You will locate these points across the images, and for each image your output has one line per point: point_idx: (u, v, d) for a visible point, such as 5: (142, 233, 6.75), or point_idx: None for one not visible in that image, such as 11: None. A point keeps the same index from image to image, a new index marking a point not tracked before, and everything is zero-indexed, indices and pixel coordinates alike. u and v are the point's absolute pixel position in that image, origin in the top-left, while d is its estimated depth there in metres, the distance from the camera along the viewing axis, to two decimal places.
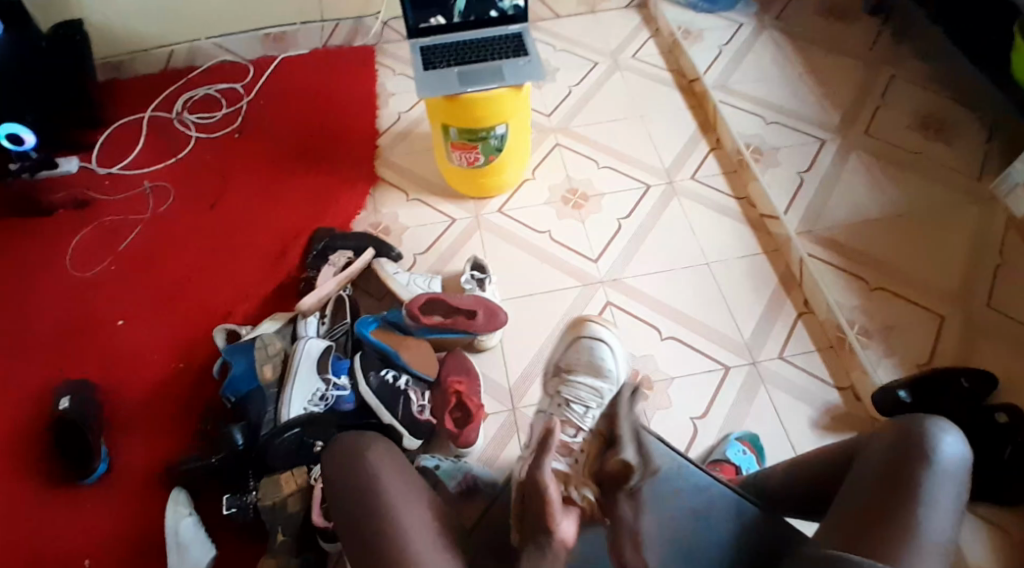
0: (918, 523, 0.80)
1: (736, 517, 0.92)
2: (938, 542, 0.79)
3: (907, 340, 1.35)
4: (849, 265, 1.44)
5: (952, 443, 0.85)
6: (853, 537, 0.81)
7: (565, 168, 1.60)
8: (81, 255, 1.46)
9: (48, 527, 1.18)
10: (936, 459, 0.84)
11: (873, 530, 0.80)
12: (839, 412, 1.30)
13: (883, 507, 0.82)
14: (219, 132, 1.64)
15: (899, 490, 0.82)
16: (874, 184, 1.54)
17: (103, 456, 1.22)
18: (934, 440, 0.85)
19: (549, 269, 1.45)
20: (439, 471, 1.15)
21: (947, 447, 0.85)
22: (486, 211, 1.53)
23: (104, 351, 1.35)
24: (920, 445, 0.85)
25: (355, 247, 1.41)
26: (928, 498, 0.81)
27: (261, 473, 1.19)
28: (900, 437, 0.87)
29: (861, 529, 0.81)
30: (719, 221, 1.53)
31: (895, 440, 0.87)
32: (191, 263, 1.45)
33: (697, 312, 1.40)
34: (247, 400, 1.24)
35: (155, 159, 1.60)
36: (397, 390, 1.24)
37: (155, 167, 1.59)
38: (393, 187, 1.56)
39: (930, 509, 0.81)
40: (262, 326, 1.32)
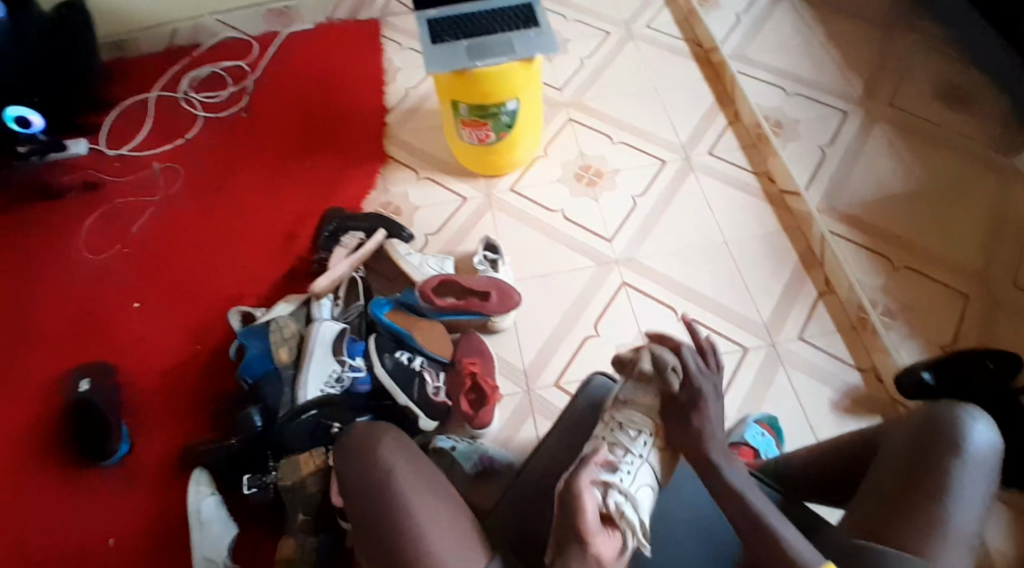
0: (944, 517, 0.79)
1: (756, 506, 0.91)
2: (964, 537, 0.79)
3: (930, 320, 1.32)
4: (872, 244, 1.41)
5: (982, 432, 0.84)
6: (879, 527, 0.80)
7: (577, 145, 1.57)
8: (94, 240, 1.47)
9: (71, 510, 1.20)
10: (965, 450, 0.82)
11: (899, 521, 0.80)
12: (859, 394, 1.29)
13: (909, 497, 0.81)
14: (226, 112, 1.63)
15: (926, 485, 0.81)
16: (897, 159, 1.50)
17: (124, 439, 1.24)
18: (963, 428, 0.83)
19: (563, 249, 1.43)
20: (456, 452, 1.16)
21: (978, 437, 0.83)
22: (497, 189, 1.51)
23: (121, 337, 1.36)
24: (949, 435, 0.83)
25: (368, 228, 1.41)
26: (955, 488, 0.80)
27: (280, 454, 1.20)
28: (926, 423, 0.86)
29: (888, 519, 0.80)
30: (735, 198, 1.50)
31: (922, 425, 0.86)
32: (203, 247, 1.45)
33: (713, 292, 1.38)
34: (263, 382, 1.24)
35: (163, 140, 1.59)
36: (412, 371, 1.24)
37: (163, 148, 1.58)
38: (403, 165, 1.54)
39: (957, 499, 0.80)
40: (277, 308, 1.32)
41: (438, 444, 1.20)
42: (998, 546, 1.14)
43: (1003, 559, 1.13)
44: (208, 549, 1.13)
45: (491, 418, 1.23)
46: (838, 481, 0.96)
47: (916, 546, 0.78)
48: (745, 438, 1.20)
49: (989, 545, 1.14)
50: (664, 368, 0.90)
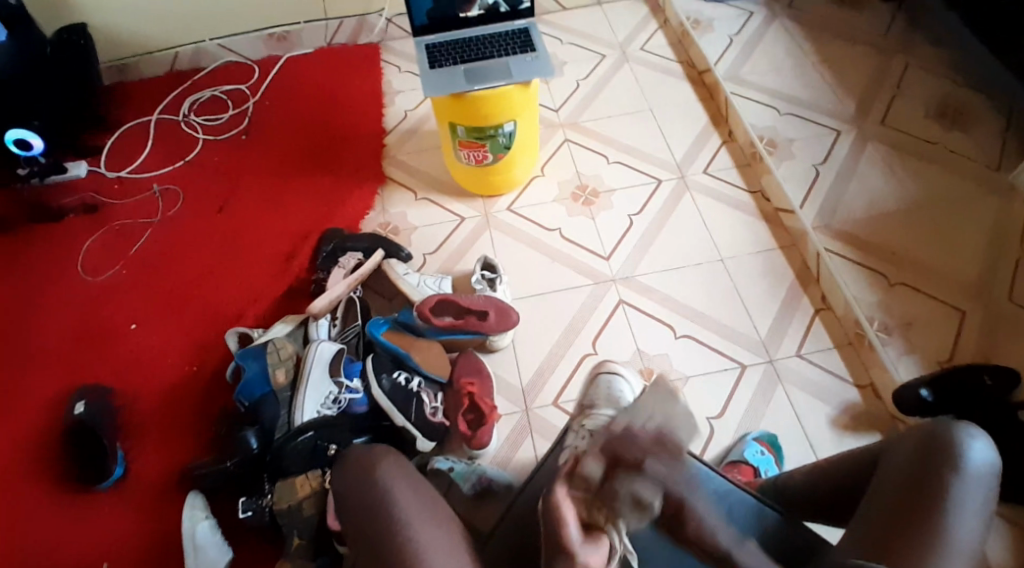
0: (945, 529, 0.78)
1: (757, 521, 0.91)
2: (967, 551, 0.78)
3: (927, 336, 1.32)
4: (868, 260, 1.42)
5: (985, 447, 0.84)
6: (882, 544, 0.80)
7: (574, 165, 1.58)
8: (93, 261, 1.46)
9: (64, 532, 1.19)
10: (966, 464, 0.82)
11: (899, 541, 0.79)
12: (857, 410, 1.28)
13: (909, 515, 0.80)
14: (226, 134, 1.64)
15: (927, 497, 0.80)
16: (891, 176, 1.51)
17: (119, 460, 1.23)
18: (961, 445, 0.83)
19: (560, 267, 1.44)
20: (454, 473, 1.16)
21: (982, 452, 0.83)
22: (495, 209, 1.52)
23: (118, 357, 1.35)
24: (951, 449, 0.83)
25: (365, 248, 1.41)
26: (955, 505, 0.80)
27: (275, 477, 1.18)
28: (925, 442, 0.85)
29: (888, 540, 0.80)
30: (731, 215, 1.50)
31: (921, 444, 0.85)
32: (201, 268, 1.45)
33: (710, 309, 1.39)
34: (260, 404, 1.23)
35: (164, 162, 1.60)
36: (410, 391, 1.23)
37: (163, 170, 1.59)
38: (401, 186, 1.55)
39: (958, 515, 0.79)
40: (274, 329, 1.32)
41: (435, 464, 1.18)
42: (1000, 564, 1.13)
43: None
44: None
45: (489, 438, 1.22)
46: (832, 501, 0.95)
47: (916, 563, 0.77)
48: (745, 456, 1.21)
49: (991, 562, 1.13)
50: (644, 505, 0.72)
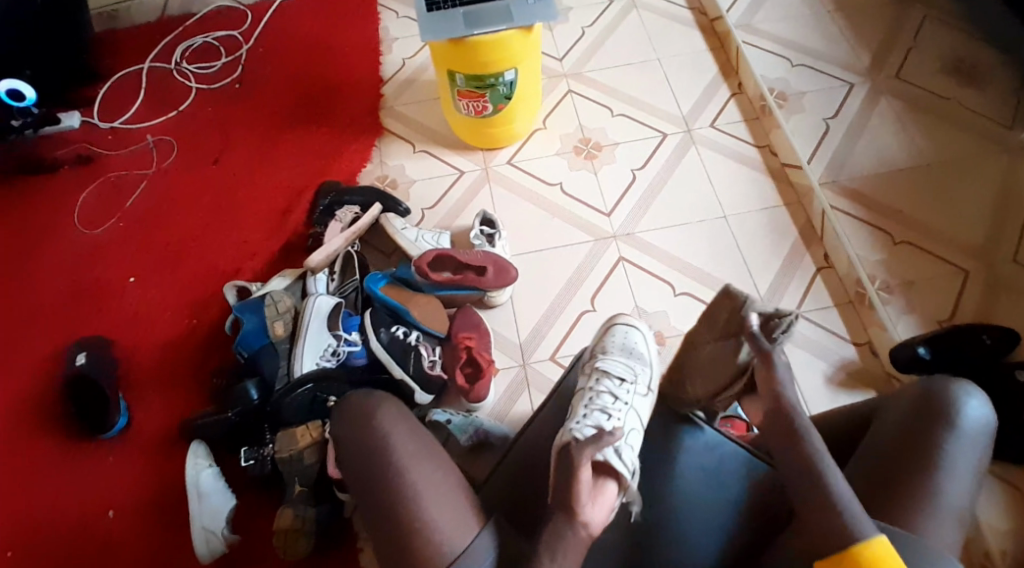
0: (933, 489, 0.80)
1: None
2: (955, 511, 0.79)
3: (928, 295, 1.32)
4: (874, 218, 1.40)
5: (976, 407, 0.84)
6: (875, 501, 0.81)
7: (577, 116, 1.55)
8: (87, 213, 1.46)
9: (74, 479, 1.23)
10: (957, 424, 0.82)
11: (890, 501, 0.80)
12: (853, 368, 1.29)
13: (903, 481, 0.81)
14: (217, 83, 1.61)
15: (919, 461, 0.81)
16: (903, 133, 1.48)
17: (123, 411, 1.25)
18: (956, 404, 0.83)
19: (560, 223, 1.42)
20: (451, 425, 1.19)
21: (972, 411, 0.83)
22: (495, 161, 1.49)
23: (117, 311, 1.36)
24: (942, 409, 0.83)
25: (361, 203, 1.39)
26: (947, 462, 0.81)
27: (276, 427, 1.22)
28: (922, 400, 0.85)
29: (876, 497, 0.81)
30: (736, 171, 1.48)
31: (918, 402, 0.85)
32: (196, 220, 1.44)
33: (711, 268, 1.38)
34: (259, 355, 1.25)
35: (155, 112, 1.58)
36: (408, 346, 1.25)
37: (154, 120, 1.56)
38: (398, 138, 1.52)
39: (947, 475, 0.80)
40: (271, 283, 1.32)
41: (433, 416, 1.22)
42: (991, 522, 1.15)
43: (994, 535, 1.14)
44: (206, 520, 1.16)
45: (486, 392, 1.24)
46: (831, 456, 0.94)
47: (905, 520, 0.78)
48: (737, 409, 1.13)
49: (981, 522, 1.15)
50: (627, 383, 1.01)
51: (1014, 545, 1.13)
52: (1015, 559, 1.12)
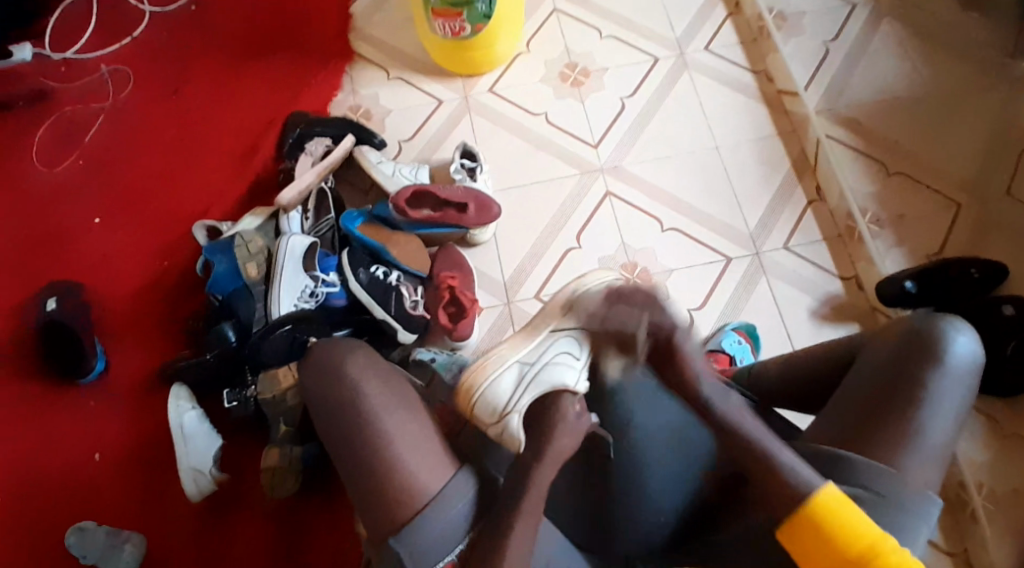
0: (917, 424, 0.79)
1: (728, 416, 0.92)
2: (937, 445, 0.79)
3: (920, 227, 1.29)
4: (869, 148, 1.35)
5: (963, 344, 0.82)
6: (856, 434, 0.80)
7: (563, 39, 1.46)
8: (50, 152, 1.39)
9: (57, 427, 1.22)
10: (945, 360, 0.81)
11: (868, 431, 0.80)
12: (839, 302, 1.28)
13: (884, 412, 0.80)
14: (172, 6, 1.49)
15: (899, 395, 0.80)
16: (904, 56, 1.41)
17: (99, 355, 1.23)
18: (944, 339, 0.81)
19: (545, 156, 1.37)
20: (436, 364, 1.17)
21: (959, 348, 0.82)
22: (475, 89, 1.42)
23: (86, 253, 1.32)
24: (930, 345, 0.82)
25: (335, 134, 1.33)
26: (932, 398, 0.80)
27: (256, 369, 1.20)
28: (911, 335, 0.83)
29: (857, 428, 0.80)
30: (729, 99, 1.41)
31: (906, 337, 0.83)
32: (163, 156, 1.38)
33: (699, 202, 1.34)
34: (233, 298, 1.22)
35: (111, 40, 1.47)
36: (388, 285, 1.22)
37: (110, 49, 1.46)
38: (372, 64, 1.44)
39: (932, 410, 0.79)
40: (243, 222, 1.28)
41: (417, 355, 1.20)
42: (970, 456, 1.17)
43: (971, 468, 1.16)
44: (195, 460, 1.15)
45: (469, 330, 1.23)
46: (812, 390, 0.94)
47: (885, 453, 0.78)
48: (723, 345, 1.20)
49: (959, 457, 1.17)
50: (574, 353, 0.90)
51: (990, 477, 1.16)
52: (991, 490, 1.15)
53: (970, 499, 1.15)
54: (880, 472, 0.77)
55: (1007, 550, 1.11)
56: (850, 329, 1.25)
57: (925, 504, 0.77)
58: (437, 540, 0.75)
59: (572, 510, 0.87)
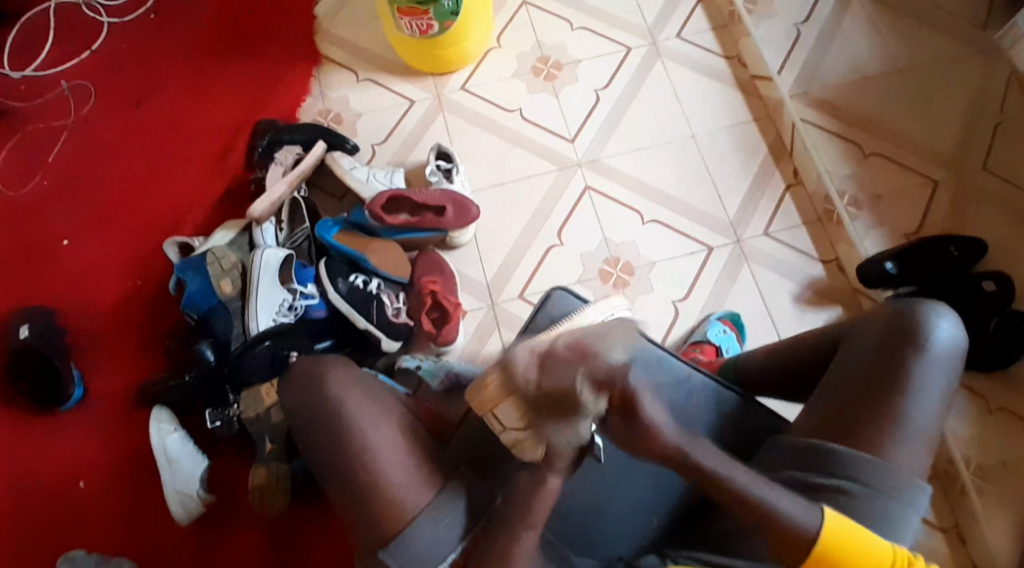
0: (902, 412, 0.77)
1: (714, 407, 0.90)
2: (923, 433, 0.78)
3: (898, 207, 1.30)
4: (844, 130, 1.35)
5: (948, 330, 0.81)
6: (840, 423, 0.79)
7: (534, 32, 1.43)
8: (10, 173, 1.34)
9: (37, 456, 1.19)
10: (929, 347, 0.80)
11: (854, 420, 0.78)
12: (821, 286, 1.28)
13: (867, 402, 0.78)
14: (132, 15, 1.44)
15: (887, 386, 0.79)
16: (876, 35, 1.40)
17: (76, 381, 1.20)
18: (928, 327, 0.80)
19: (522, 153, 1.35)
20: (422, 370, 1.15)
21: (943, 335, 0.80)
22: (447, 88, 1.39)
23: (53, 275, 1.27)
24: (914, 332, 0.80)
25: (305, 141, 1.30)
26: (918, 387, 0.78)
27: (239, 386, 1.17)
28: (894, 325, 0.82)
29: (842, 418, 0.79)
30: (704, 86, 1.40)
31: (890, 327, 0.82)
32: (128, 171, 1.33)
33: (679, 192, 1.33)
34: (210, 316, 1.19)
35: (71, 55, 1.41)
36: (368, 294, 1.19)
37: (70, 64, 1.41)
38: (340, 66, 1.41)
39: (918, 398, 0.78)
40: (215, 237, 1.24)
41: (403, 363, 1.18)
42: (957, 433, 1.18)
43: (959, 445, 1.17)
44: (179, 483, 1.13)
45: (455, 335, 1.20)
46: (802, 377, 0.93)
47: (871, 441, 0.77)
48: (706, 335, 1.20)
49: (947, 432, 1.18)
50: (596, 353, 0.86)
51: (978, 452, 1.17)
52: (979, 465, 1.16)
53: (958, 474, 1.16)
54: (868, 462, 0.75)
55: (996, 523, 1.12)
56: (833, 312, 1.25)
57: (910, 494, 0.76)
58: (428, 548, 0.75)
59: (569, 518, 0.87)
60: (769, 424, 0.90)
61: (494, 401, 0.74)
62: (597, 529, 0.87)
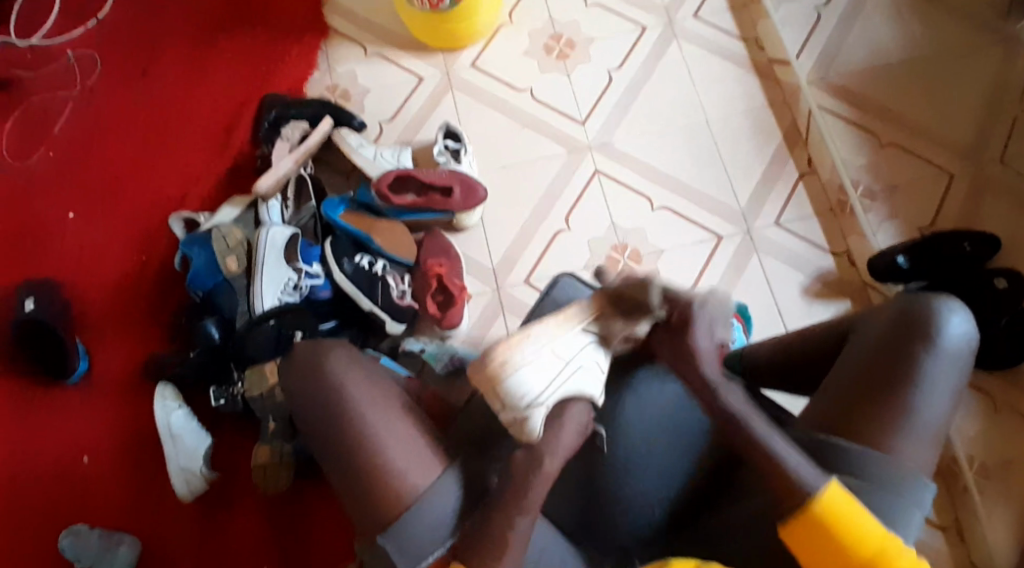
0: (910, 407, 0.76)
1: None
2: (933, 429, 0.77)
3: (913, 198, 1.27)
4: (861, 118, 1.32)
5: (957, 323, 0.79)
6: (845, 422, 0.78)
7: (547, 8, 1.40)
8: (12, 142, 1.32)
9: (42, 430, 1.19)
10: (939, 340, 0.78)
11: (860, 420, 0.78)
12: (831, 278, 1.26)
13: (874, 395, 0.77)
14: None
15: (894, 380, 0.77)
16: (897, 21, 1.37)
17: (82, 355, 1.19)
18: (937, 319, 0.79)
19: (532, 134, 1.32)
20: (426, 354, 1.15)
21: (952, 328, 0.79)
22: (457, 65, 1.36)
23: (56, 248, 1.26)
24: (922, 326, 0.79)
25: (312, 116, 1.28)
26: (925, 381, 0.77)
27: (242, 365, 1.16)
28: (901, 317, 0.81)
29: (847, 417, 0.78)
30: (720, 69, 1.37)
31: (895, 319, 0.81)
32: (133, 143, 1.31)
33: (691, 178, 1.31)
34: (215, 293, 1.19)
35: (76, 23, 1.39)
36: (373, 275, 1.18)
37: (75, 33, 1.38)
38: (347, 39, 1.38)
39: (927, 392, 0.77)
40: (220, 213, 1.23)
41: (406, 345, 1.18)
42: (961, 431, 1.18)
43: (962, 443, 1.17)
44: (184, 460, 1.13)
45: (459, 319, 1.19)
46: (806, 374, 0.92)
47: (878, 439, 0.76)
48: (716, 324, 1.15)
49: (951, 430, 1.18)
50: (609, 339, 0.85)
51: (981, 451, 1.17)
52: (982, 464, 1.16)
53: (960, 473, 1.16)
54: (878, 459, 0.74)
55: (996, 523, 1.13)
56: (842, 305, 1.24)
57: (921, 489, 0.74)
58: (429, 533, 0.73)
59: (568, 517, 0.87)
60: (773, 420, 0.89)
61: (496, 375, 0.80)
62: (606, 525, 0.83)
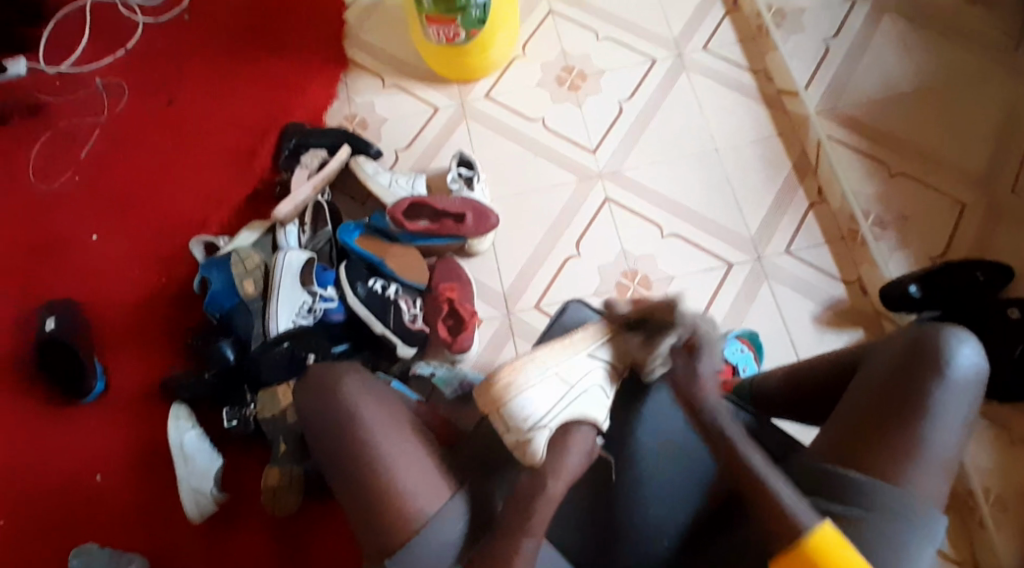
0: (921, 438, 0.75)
1: None
2: (943, 460, 0.75)
3: (924, 228, 1.27)
4: (871, 148, 1.33)
5: (969, 354, 0.78)
6: (852, 446, 0.77)
7: (560, 42, 1.44)
8: (42, 166, 1.37)
9: (57, 447, 1.21)
10: (948, 371, 0.77)
11: (869, 449, 0.76)
12: (842, 307, 1.26)
13: (884, 426, 0.76)
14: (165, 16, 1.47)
15: (904, 411, 0.76)
16: (905, 54, 1.39)
17: (99, 373, 1.22)
18: (947, 350, 0.78)
19: (543, 163, 1.35)
20: (437, 378, 1.15)
21: (964, 359, 0.78)
22: (471, 96, 1.39)
23: (79, 269, 1.30)
24: (932, 355, 0.78)
25: (330, 145, 1.32)
26: (936, 412, 0.76)
27: (257, 386, 1.18)
28: (911, 347, 0.80)
29: (855, 446, 0.77)
30: (729, 100, 1.40)
31: (906, 349, 0.80)
32: (157, 168, 1.36)
33: (701, 206, 1.32)
34: (232, 315, 1.20)
35: (105, 52, 1.45)
36: (387, 299, 1.19)
37: (104, 61, 1.44)
38: (366, 71, 1.42)
39: (937, 422, 0.76)
40: (240, 237, 1.26)
41: (416, 369, 1.19)
42: (977, 463, 1.16)
43: (978, 475, 1.15)
44: (195, 481, 1.14)
45: (469, 343, 1.20)
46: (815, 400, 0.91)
47: (887, 469, 0.75)
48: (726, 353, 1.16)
49: (967, 462, 1.16)
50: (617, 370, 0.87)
51: (998, 484, 1.14)
52: (999, 497, 1.13)
53: (977, 506, 1.13)
54: (886, 490, 0.73)
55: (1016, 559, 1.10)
56: (853, 335, 1.23)
57: (931, 523, 0.73)
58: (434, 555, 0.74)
59: None
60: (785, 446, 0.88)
61: (500, 398, 0.83)
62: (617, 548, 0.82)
